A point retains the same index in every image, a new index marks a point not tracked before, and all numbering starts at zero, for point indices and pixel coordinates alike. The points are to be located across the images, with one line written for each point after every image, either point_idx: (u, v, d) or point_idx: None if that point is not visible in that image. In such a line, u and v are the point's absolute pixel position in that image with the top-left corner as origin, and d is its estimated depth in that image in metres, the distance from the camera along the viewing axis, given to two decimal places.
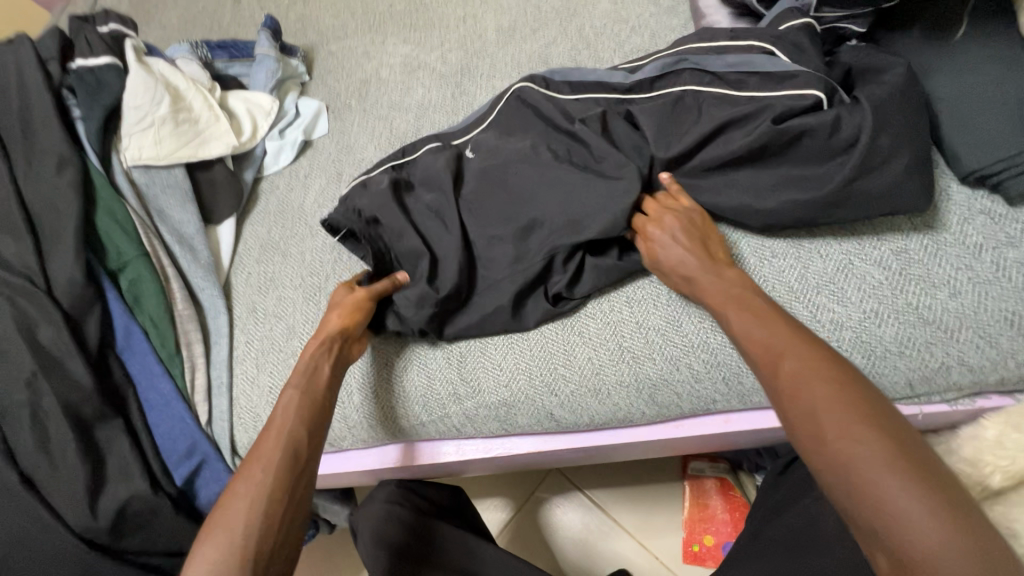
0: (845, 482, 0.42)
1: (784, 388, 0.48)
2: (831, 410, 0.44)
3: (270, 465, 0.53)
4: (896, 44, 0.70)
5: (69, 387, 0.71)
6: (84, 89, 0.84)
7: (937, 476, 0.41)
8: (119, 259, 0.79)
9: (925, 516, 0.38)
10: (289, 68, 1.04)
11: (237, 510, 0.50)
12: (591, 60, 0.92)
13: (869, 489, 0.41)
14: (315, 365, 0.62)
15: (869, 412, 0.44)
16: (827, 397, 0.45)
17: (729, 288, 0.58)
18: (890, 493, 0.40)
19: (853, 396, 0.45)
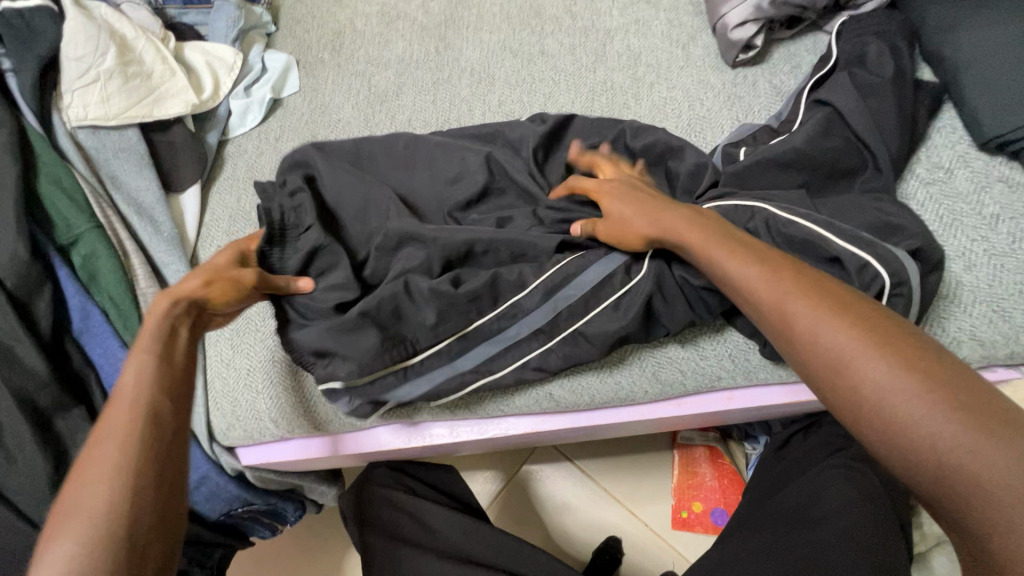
0: (875, 425, 0.39)
1: (825, 374, 0.42)
2: (891, 388, 0.39)
3: (123, 445, 0.42)
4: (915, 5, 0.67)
5: (22, 376, 0.65)
6: (12, 36, 0.73)
7: (921, 355, 0.40)
8: (69, 233, 0.71)
9: (961, 442, 0.36)
10: (252, 17, 0.94)
11: (94, 488, 0.40)
12: (588, 11, 0.85)
13: (910, 440, 0.38)
14: (168, 327, 0.51)
15: (905, 354, 0.40)
16: (838, 332, 0.42)
17: (696, 221, 0.53)
18: (922, 422, 0.38)
19: (799, 284, 0.45)
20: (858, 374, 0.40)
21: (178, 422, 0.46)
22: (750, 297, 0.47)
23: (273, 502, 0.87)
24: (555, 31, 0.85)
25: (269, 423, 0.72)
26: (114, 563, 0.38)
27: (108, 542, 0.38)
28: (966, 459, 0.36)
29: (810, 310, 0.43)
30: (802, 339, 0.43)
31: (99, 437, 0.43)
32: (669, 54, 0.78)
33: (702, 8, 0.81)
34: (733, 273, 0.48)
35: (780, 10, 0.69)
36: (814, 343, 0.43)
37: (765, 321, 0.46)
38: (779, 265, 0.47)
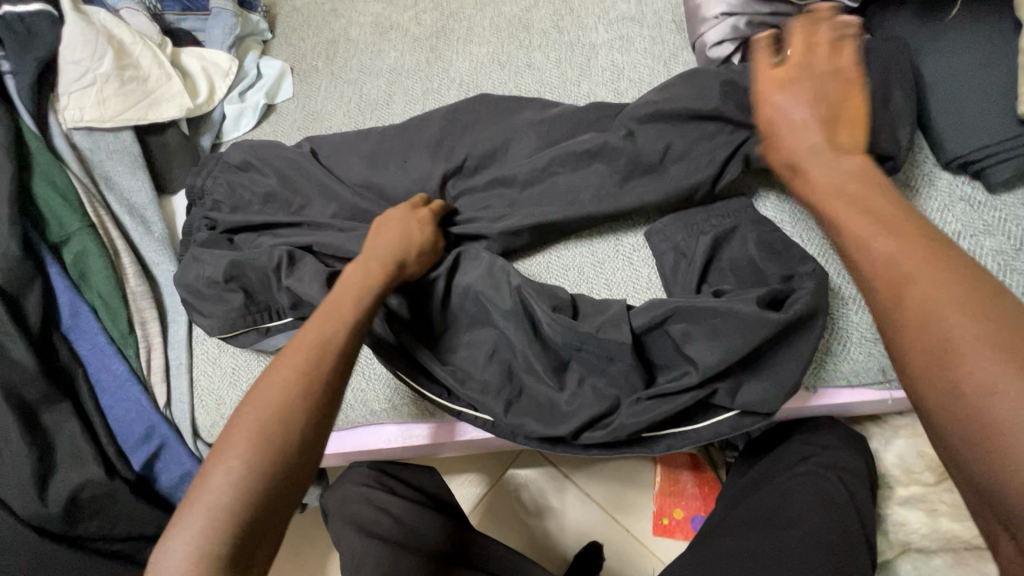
0: (952, 383, 0.33)
1: (917, 346, 0.35)
2: (1002, 377, 0.31)
3: (299, 386, 0.45)
4: (885, 28, 0.69)
5: (9, 370, 0.66)
6: (12, 38, 0.75)
7: None
8: (62, 231, 0.73)
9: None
10: (249, 25, 0.97)
11: (278, 422, 0.44)
12: (574, 26, 0.87)
13: (985, 400, 0.32)
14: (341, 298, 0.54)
15: (985, 311, 0.34)
16: (924, 276, 0.36)
17: (840, 174, 0.45)
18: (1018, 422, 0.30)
19: (914, 243, 0.38)
20: (949, 328, 0.34)
21: (342, 360, 0.49)
22: (863, 260, 0.39)
23: None
24: (542, 45, 0.87)
25: None
26: (273, 479, 0.42)
27: (270, 470, 0.42)
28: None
29: (907, 261, 0.37)
30: (882, 278, 0.38)
31: (303, 374, 0.46)
32: (650, 71, 0.81)
33: (685, 26, 0.83)
34: (850, 228, 0.41)
35: (756, 31, 0.72)
36: (906, 302, 0.36)
37: (860, 275, 0.40)
38: (898, 218, 0.40)
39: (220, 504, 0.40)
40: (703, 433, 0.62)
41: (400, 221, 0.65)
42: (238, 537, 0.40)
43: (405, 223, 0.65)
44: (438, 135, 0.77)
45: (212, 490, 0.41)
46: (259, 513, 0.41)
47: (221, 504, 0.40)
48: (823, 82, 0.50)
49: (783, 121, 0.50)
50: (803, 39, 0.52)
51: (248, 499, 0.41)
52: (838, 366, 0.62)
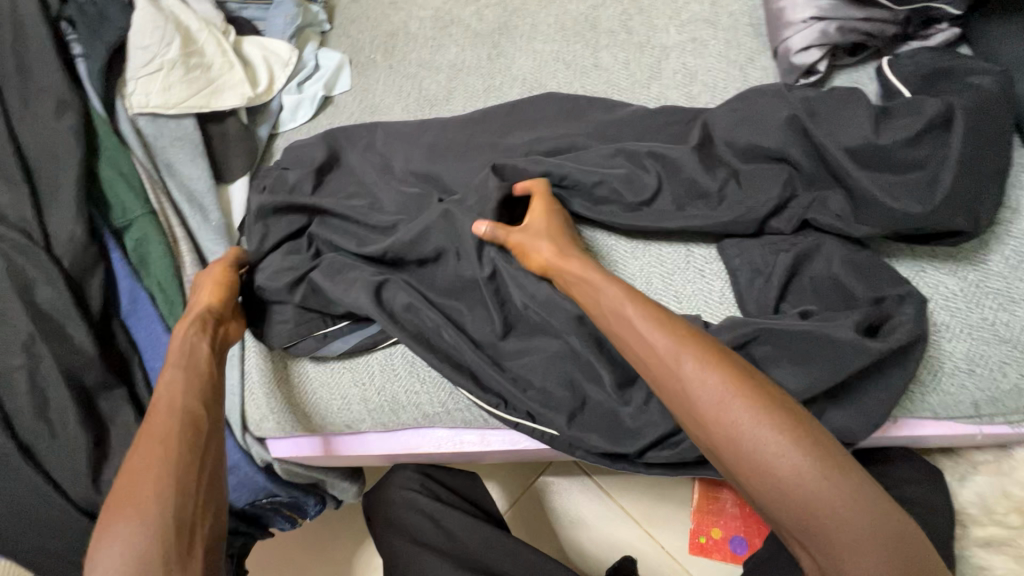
0: (750, 477, 0.42)
1: (711, 431, 0.44)
2: (764, 437, 0.42)
3: (170, 444, 0.50)
4: (990, 39, 0.65)
5: (70, 353, 0.66)
6: (85, 22, 0.75)
7: (783, 405, 0.44)
8: (124, 217, 0.73)
9: (821, 492, 0.41)
10: (309, 15, 0.96)
11: (150, 477, 0.48)
12: (644, 26, 0.84)
13: (764, 472, 0.42)
14: (193, 347, 0.59)
15: (769, 406, 0.43)
16: (711, 388, 0.45)
17: (628, 289, 0.54)
18: (779, 462, 0.42)
19: (693, 347, 0.47)
20: (738, 433, 0.43)
21: (213, 422, 0.54)
22: (662, 371, 0.48)
23: (295, 496, 0.87)
24: (610, 45, 0.84)
25: (304, 417, 0.73)
26: (166, 514, 0.47)
27: (162, 524, 0.46)
28: (817, 506, 0.40)
29: (698, 375, 0.45)
30: (683, 392, 0.46)
31: (153, 433, 0.51)
32: (725, 75, 0.78)
33: (762, 29, 0.80)
34: (648, 342, 0.49)
35: (847, 36, 0.68)
36: (706, 410, 0.45)
37: (664, 386, 0.48)
38: (665, 321, 0.50)
39: (119, 558, 0.45)
40: None
41: (206, 283, 0.67)
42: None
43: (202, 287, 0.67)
44: (495, 141, 0.75)
45: (113, 547, 0.45)
46: (157, 562, 0.45)
47: (121, 555, 0.45)
48: (547, 219, 0.64)
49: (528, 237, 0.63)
50: (538, 195, 0.66)
51: (143, 548, 0.45)
52: (928, 397, 0.58)
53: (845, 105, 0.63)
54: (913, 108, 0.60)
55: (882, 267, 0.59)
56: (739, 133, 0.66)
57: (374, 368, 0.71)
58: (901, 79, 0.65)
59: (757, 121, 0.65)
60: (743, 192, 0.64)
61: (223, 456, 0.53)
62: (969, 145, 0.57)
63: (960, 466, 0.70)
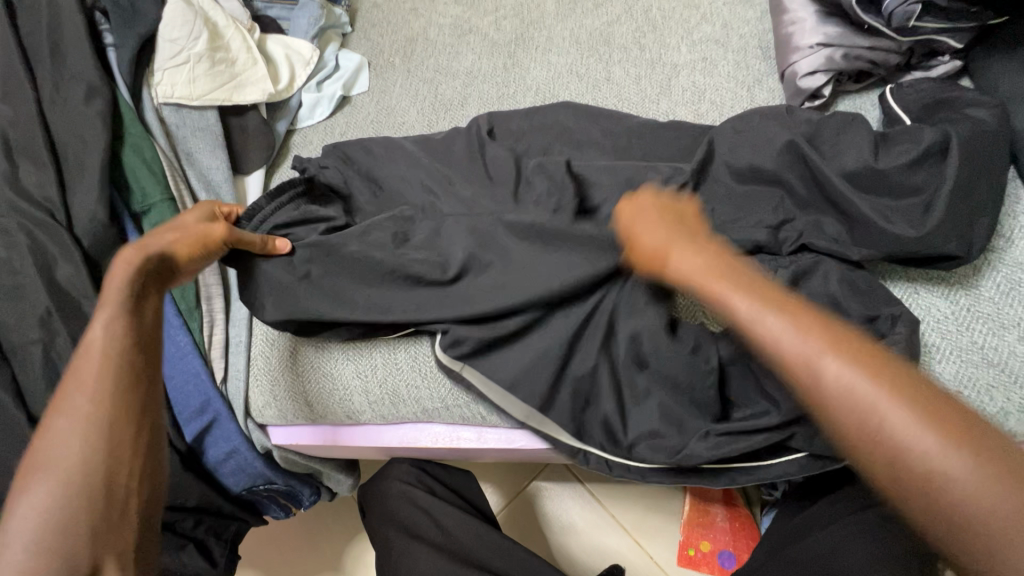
0: (897, 477, 0.37)
1: (879, 454, 0.37)
2: (948, 465, 0.35)
3: (102, 395, 0.44)
4: (989, 73, 0.67)
5: (85, 330, 0.68)
6: (118, 13, 0.78)
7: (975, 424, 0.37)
8: (144, 202, 0.75)
9: (984, 489, 0.34)
10: (332, 17, 0.99)
11: (76, 434, 0.43)
12: (656, 44, 0.87)
13: (950, 506, 0.35)
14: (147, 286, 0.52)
15: (914, 394, 0.38)
16: (852, 376, 0.39)
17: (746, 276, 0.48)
18: (972, 498, 0.35)
19: (848, 350, 0.40)
20: (882, 430, 0.37)
21: (150, 376, 0.48)
22: (810, 384, 0.40)
23: (292, 484, 0.88)
24: (622, 60, 0.87)
25: (306, 406, 0.74)
26: (104, 475, 0.42)
27: (91, 490, 0.42)
28: (970, 500, 0.35)
29: (853, 383, 0.39)
30: (820, 389, 0.40)
31: (76, 377, 0.45)
32: (733, 95, 0.80)
33: (770, 53, 0.82)
34: (788, 348, 0.41)
35: (852, 63, 0.70)
36: (864, 425, 0.38)
37: (807, 397, 0.41)
38: (821, 325, 0.42)
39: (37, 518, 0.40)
40: (767, 469, 0.60)
41: (192, 227, 0.60)
42: (73, 559, 0.39)
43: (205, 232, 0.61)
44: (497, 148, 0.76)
45: (29, 505, 0.40)
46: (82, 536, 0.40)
47: (40, 514, 0.40)
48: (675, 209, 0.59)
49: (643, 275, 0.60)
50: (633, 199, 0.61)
51: (67, 513, 0.40)
52: None
53: (843, 130, 0.65)
54: (911, 135, 0.62)
55: (879, 287, 0.61)
56: (746, 150, 0.67)
57: (379, 359, 0.73)
58: (904, 106, 0.67)
59: (761, 140, 0.67)
60: (742, 208, 0.67)
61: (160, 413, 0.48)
62: (963, 174, 0.59)
63: None
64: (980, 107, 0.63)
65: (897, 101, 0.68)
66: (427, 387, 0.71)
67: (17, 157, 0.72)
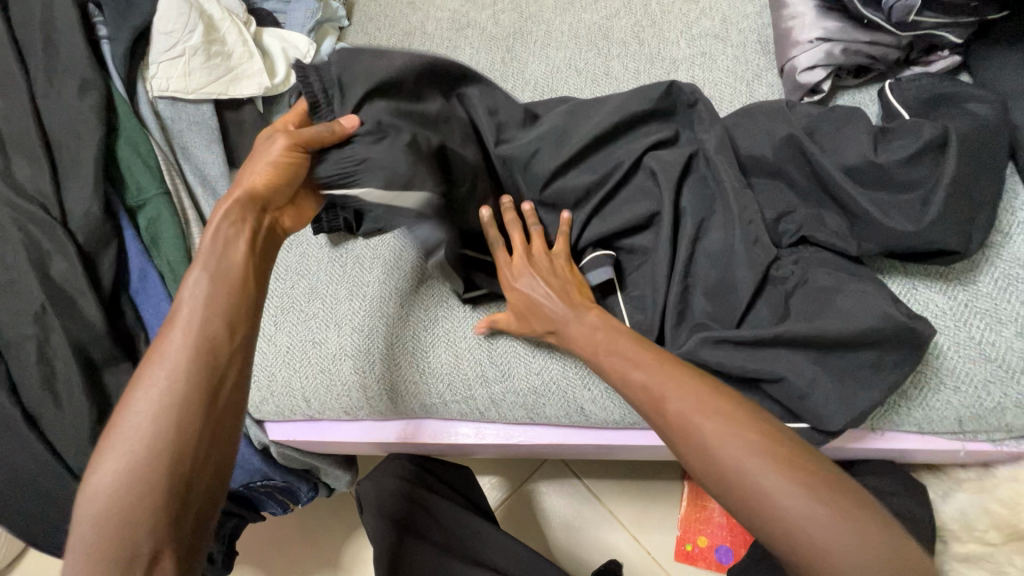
0: (756, 518, 0.44)
1: (741, 500, 0.45)
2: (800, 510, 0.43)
3: (179, 373, 0.43)
4: (989, 68, 0.67)
5: (80, 326, 0.68)
6: (112, 6, 0.77)
7: (822, 475, 0.45)
8: (139, 196, 0.74)
9: (791, 492, 0.44)
10: (329, 10, 0.98)
11: (149, 409, 0.42)
12: (655, 38, 0.87)
13: (801, 548, 0.42)
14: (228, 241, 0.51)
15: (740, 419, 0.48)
16: (685, 399, 0.50)
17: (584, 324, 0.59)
18: (818, 536, 0.42)
19: (722, 413, 0.49)
20: (713, 441, 0.47)
21: (237, 351, 0.46)
22: (681, 437, 0.49)
23: (289, 479, 0.87)
24: (621, 55, 0.87)
25: (302, 402, 0.74)
26: (167, 459, 0.41)
27: (155, 471, 0.40)
28: (815, 541, 0.42)
29: (726, 441, 0.47)
30: (692, 441, 0.49)
31: (165, 352, 0.44)
32: (732, 90, 0.80)
33: (770, 48, 0.82)
34: (668, 411, 0.51)
35: (852, 58, 0.70)
36: (719, 474, 0.47)
37: (691, 454, 0.48)
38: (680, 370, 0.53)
39: (113, 492, 0.40)
40: None
41: (262, 150, 0.56)
42: (136, 542, 0.39)
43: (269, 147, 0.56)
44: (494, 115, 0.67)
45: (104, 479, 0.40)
46: (142, 512, 0.39)
47: (114, 489, 0.40)
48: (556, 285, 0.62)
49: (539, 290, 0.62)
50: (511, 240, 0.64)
51: (133, 493, 0.40)
52: (913, 411, 0.60)
53: (842, 125, 0.65)
54: (911, 130, 0.62)
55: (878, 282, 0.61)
56: (746, 144, 0.67)
57: (378, 354, 0.72)
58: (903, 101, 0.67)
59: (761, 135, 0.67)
60: None
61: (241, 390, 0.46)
62: (962, 170, 0.58)
63: (944, 483, 0.71)
64: (981, 102, 0.63)
65: (897, 96, 0.68)
66: (424, 382, 0.71)
67: (10, 151, 0.71)
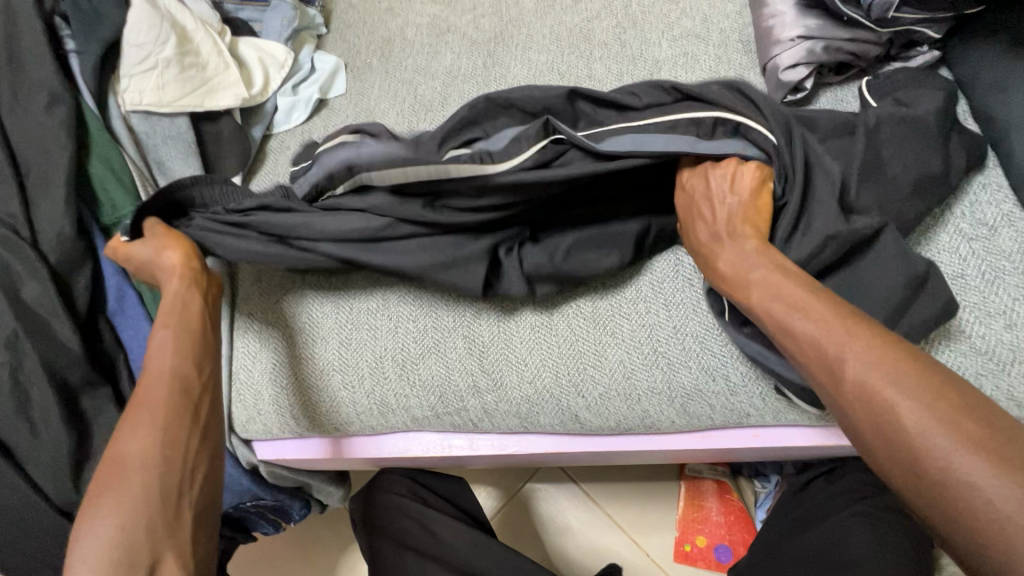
0: (886, 436, 0.43)
1: (880, 422, 0.43)
2: (924, 426, 0.42)
3: (154, 409, 0.51)
4: (968, 63, 0.68)
5: (55, 350, 0.65)
6: (79, 18, 0.75)
7: (985, 415, 0.42)
8: (114, 214, 0.72)
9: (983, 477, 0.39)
10: (306, 18, 0.96)
11: (131, 448, 0.48)
12: (637, 39, 0.86)
13: (929, 465, 0.41)
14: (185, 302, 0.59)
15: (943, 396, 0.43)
16: (867, 366, 0.45)
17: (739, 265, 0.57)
18: (946, 457, 0.40)
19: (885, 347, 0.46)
20: (890, 406, 0.43)
21: (196, 391, 0.54)
22: (830, 367, 0.47)
23: (281, 498, 0.86)
24: (604, 57, 0.86)
25: (289, 419, 0.72)
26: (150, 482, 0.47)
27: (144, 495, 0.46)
28: (956, 471, 0.40)
29: (869, 356, 0.46)
30: (835, 365, 0.47)
31: (135, 404, 0.51)
32: None
33: (751, 47, 0.82)
34: (816, 340, 0.49)
35: (833, 55, 0.70)
36: (869, 394, 0.44)
37: (826, 372, 0.48)
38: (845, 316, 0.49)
39: (108, 535, 0.44)
40: None
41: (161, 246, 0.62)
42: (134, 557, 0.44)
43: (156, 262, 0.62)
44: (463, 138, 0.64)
45: (99, 524, 0.45)
46: (140, 531, 0.45)
47: (107, 525, 0.45)
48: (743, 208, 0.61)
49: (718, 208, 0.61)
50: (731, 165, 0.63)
51: (128, 518, 0.45)
52: None
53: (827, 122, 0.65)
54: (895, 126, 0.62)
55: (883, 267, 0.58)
56: None
57: (366, 368, 0.71)
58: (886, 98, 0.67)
59: None
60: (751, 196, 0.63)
61: (211, 414, 0.54)
62: None
63: None
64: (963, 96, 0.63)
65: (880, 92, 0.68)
66: (413, 393, 0.70)
67: None
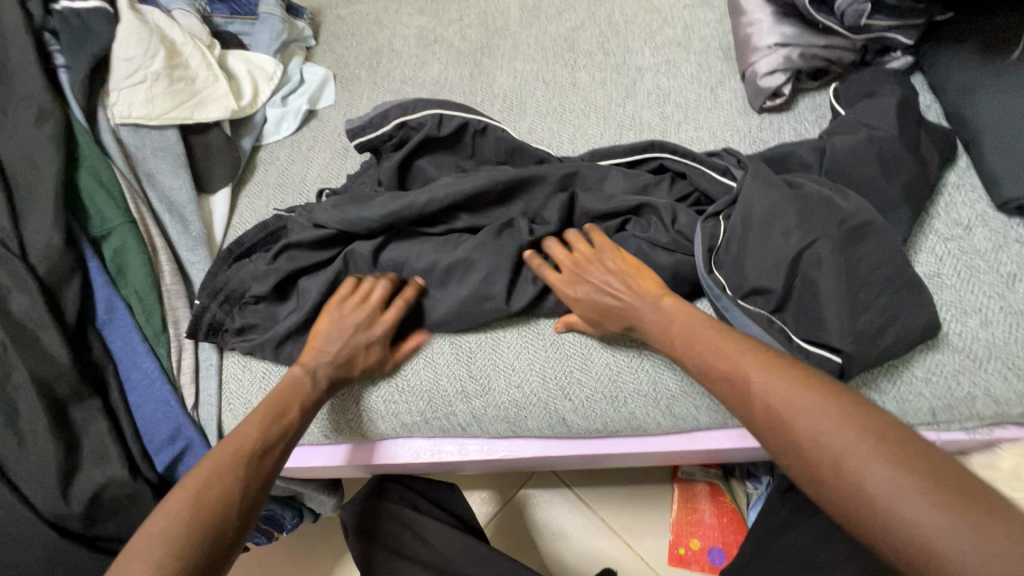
0: (823, 465, 0.44)
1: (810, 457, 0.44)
2: (859, 456, 0.42)
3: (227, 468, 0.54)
4: (940, 68, 0.69)
5: (43, 362, 0.65)
6: (68, 33, 0.76)
7: (906, 448, 0.42)
8: (103, 225, 0.73)
9: (927, 510, 0.39)
10: (295, 30, 0.98)
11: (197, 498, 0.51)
12: (620, 48, 0.88)
13: (867, 503, 0.41)
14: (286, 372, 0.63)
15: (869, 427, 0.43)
16: (794, 399, 0.47)
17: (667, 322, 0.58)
18: (898, 509, 0.40)
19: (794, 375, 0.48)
20: (817, 443, 0.44)
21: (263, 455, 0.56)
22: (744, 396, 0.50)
23: (272, 508, 0.85)
24: (588, 66, 0.88)
25: None
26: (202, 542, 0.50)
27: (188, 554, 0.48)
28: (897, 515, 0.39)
29: (803, 399, 0.46)
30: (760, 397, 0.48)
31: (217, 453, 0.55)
32: (697, 96, 0.81)
33: (732, 54, 0.84)
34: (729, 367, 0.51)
35: (809, 62, 0.72)
36: (807, 440, 0.45)
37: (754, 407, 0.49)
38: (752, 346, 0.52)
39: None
40: None
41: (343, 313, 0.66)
42: None
43: (348, 320, 0.66)
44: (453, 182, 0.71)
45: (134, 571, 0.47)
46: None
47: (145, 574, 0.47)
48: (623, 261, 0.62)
49: (592, 288, 0.62)
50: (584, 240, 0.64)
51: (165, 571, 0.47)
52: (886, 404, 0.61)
53: None
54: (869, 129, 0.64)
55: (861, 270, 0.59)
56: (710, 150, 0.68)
57: (354, 375, 0.71)
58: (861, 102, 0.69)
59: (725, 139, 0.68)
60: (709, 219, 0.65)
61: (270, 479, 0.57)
62: None
63: None
64: None
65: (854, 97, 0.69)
66: (401, 399, 0.70)
67: None
